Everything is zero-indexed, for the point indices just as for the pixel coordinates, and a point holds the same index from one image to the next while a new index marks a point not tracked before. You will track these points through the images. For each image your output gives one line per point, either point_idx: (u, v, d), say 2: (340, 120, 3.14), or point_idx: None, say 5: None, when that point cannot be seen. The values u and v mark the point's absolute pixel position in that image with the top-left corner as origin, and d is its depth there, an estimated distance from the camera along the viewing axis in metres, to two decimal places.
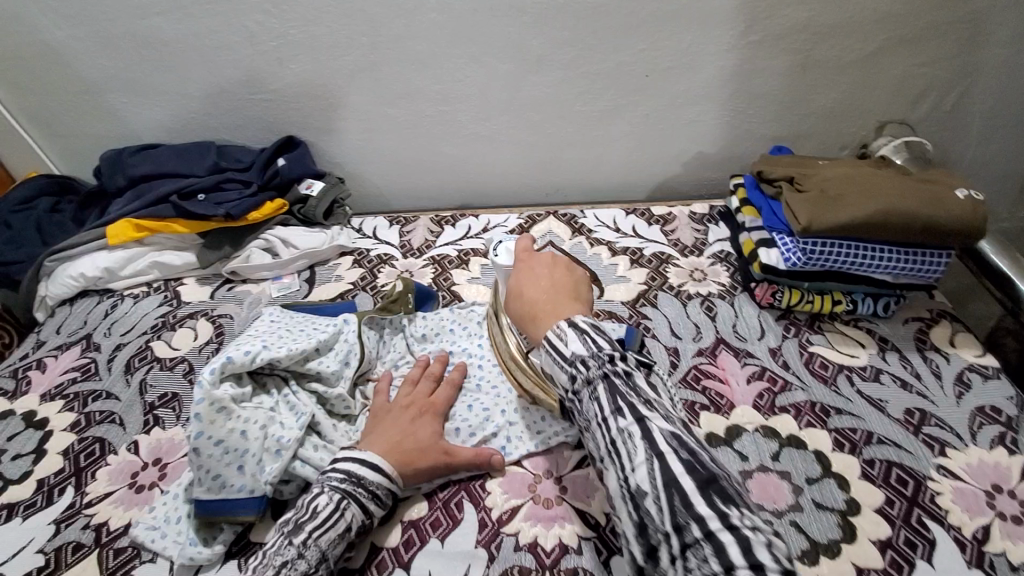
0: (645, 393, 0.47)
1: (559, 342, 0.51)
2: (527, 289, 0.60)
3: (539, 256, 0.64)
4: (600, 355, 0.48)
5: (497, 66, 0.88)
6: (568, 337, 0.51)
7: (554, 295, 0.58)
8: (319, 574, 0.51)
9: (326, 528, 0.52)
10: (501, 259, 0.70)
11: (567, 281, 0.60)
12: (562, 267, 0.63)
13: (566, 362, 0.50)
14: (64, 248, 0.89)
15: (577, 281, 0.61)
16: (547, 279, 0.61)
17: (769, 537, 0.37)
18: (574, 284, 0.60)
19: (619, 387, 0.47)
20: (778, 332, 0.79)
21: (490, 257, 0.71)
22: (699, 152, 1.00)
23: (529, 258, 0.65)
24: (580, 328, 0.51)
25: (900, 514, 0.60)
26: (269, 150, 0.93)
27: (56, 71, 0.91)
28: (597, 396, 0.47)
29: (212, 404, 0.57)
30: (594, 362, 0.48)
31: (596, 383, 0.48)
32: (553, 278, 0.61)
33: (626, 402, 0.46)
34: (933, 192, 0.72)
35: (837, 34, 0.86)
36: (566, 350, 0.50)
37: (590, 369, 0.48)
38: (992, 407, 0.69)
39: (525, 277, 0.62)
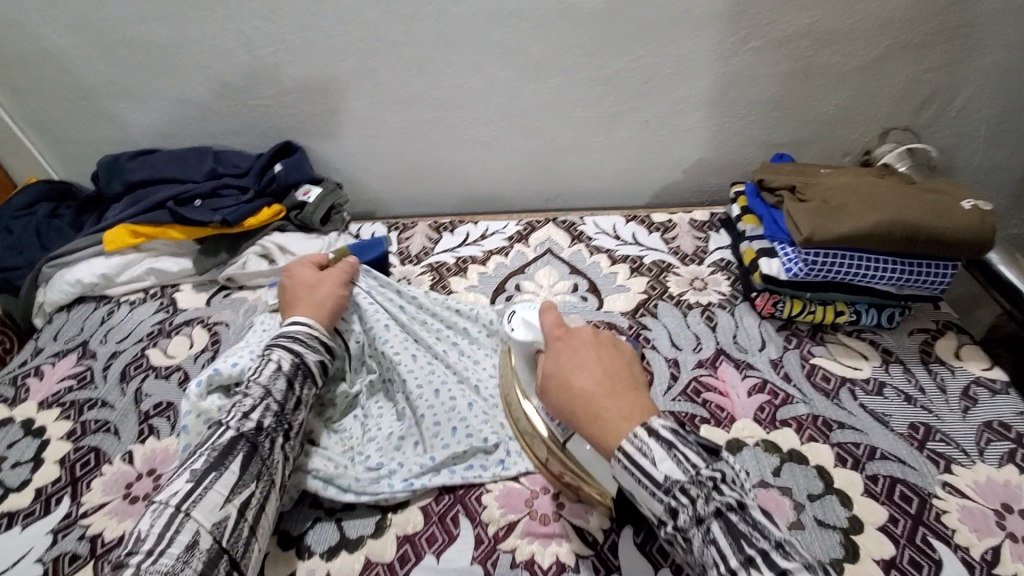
0: (771, 534, 0.42)
1: (644, 460, 0.44)
2: (578, 378, 0.51)
3: (579, 332, 0.55)
4: (701, 482, 0.43)
5: (496, 72, 0.87)
6: (658, 457, 0.44)
7: (611, 385, 0.50)
8: (269, 405, 0.56)
9: (262, 371, 0.58)
10: (519, 333, 0.59)
11: (619, 365, 0.52)
12: (609, 346, 0.54)
13: (661, 490, 0.43)
14: (61, 254, 0.88)
15: (630, 364, 0.53)
16: (599, 364, 0.52)
17: None
18: (628, 368, 0.52)
19: (738, 526, 0.41)
20: (779, 343, 0.78)
21: (505, 329, 0.61)
22: (700, 159, 0.99)
23: (566, 335, 0.55)
24: (664, 441, 0.45)
25: (905, 533, 0.58)
26: (266, 156, 0.92)
27: (54, 76, 0.91)
28: (713, 539, 0.41)
29: (200, 417, 0.59)
30: (699, 494, 0.43)
31: (709, 521, 0.42)
32: (605, 363, 0.52)
33: (755, 548, 0.40)
34: (939, 203, 0.71)
35: (840, 41, 0.85)
36: (655, 472, 0.44)
37: (697, 503, 0.42)
38: (1001, 422, 0.68)
39: (571, 360, 0.52)
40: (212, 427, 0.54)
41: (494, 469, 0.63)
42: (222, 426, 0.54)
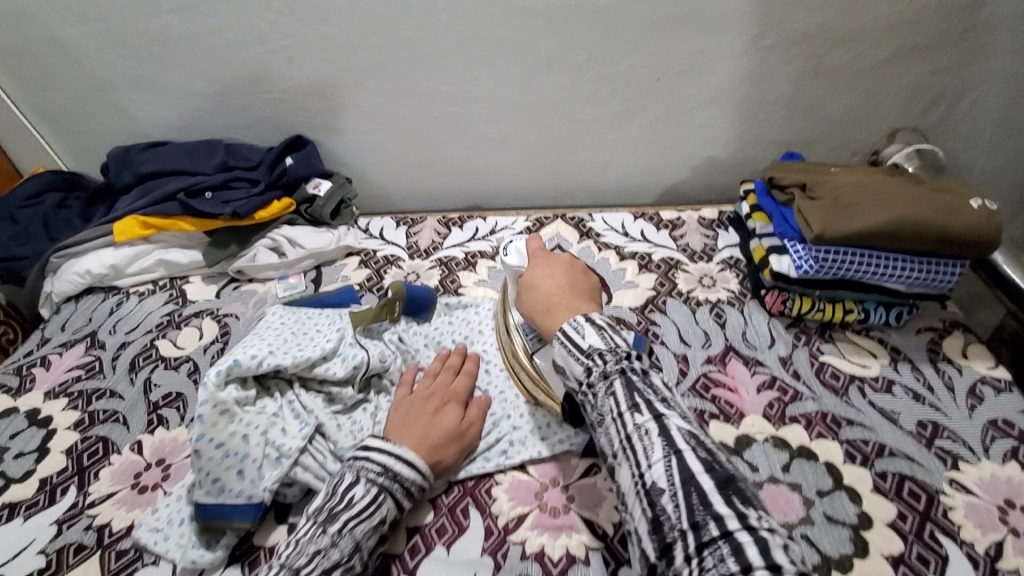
0: (662, 394, 0.47)
1: (576, 335, 0.51)
2: (542, 283, 0.59)
3: (558, 253, 0.63)
4: (618, 351, 0.49)
5: (506, 68, 0.87)
6: (585, 331, 0.51)
7: (568, 290, 0.58)
8: (352, 563, 0.52)
9: (362, 519, 0.53)
10: (512, 259, 0.64)
11: (582, 282, 0.60)
12: (580, 266, 0.62)
13: (582, 354, 0.50)
14: (71, 246, 0.88)
15: (591, 283, 0.61)
16: (562, 274, 0.60)
17: (787, 541, 0.37)
18: (589, 286, 0.60)
19: (636, 384, 0.48)
20: (789, 340, 0.78)
21: (500, 256, 0.66)
22: (710, 157, 0.99)
23: (546, 253, 0.64)
24: (598, 324, 0.52)
25: (913, 529, 0.59)
26: (276, 149, 0.92)
27: (64, 68, 0.91)
28: (613, 391, 0.48)
29: (215, 408, 0.58)
30: (611, 356, 0.49)
31: (613, 378, 0.48)
32: (569, 275, 0.60)
33: (643, 398, 0.46)
34: (949, 202, 0.71)
35: (851, 41, 0.85)
36: (583, 342, 0.51)
37: (608, 364, 0.49)
38: (1007, 420, 0.68)
39: (540, 269, 0.61)
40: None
41: (497, 459, 0.64)
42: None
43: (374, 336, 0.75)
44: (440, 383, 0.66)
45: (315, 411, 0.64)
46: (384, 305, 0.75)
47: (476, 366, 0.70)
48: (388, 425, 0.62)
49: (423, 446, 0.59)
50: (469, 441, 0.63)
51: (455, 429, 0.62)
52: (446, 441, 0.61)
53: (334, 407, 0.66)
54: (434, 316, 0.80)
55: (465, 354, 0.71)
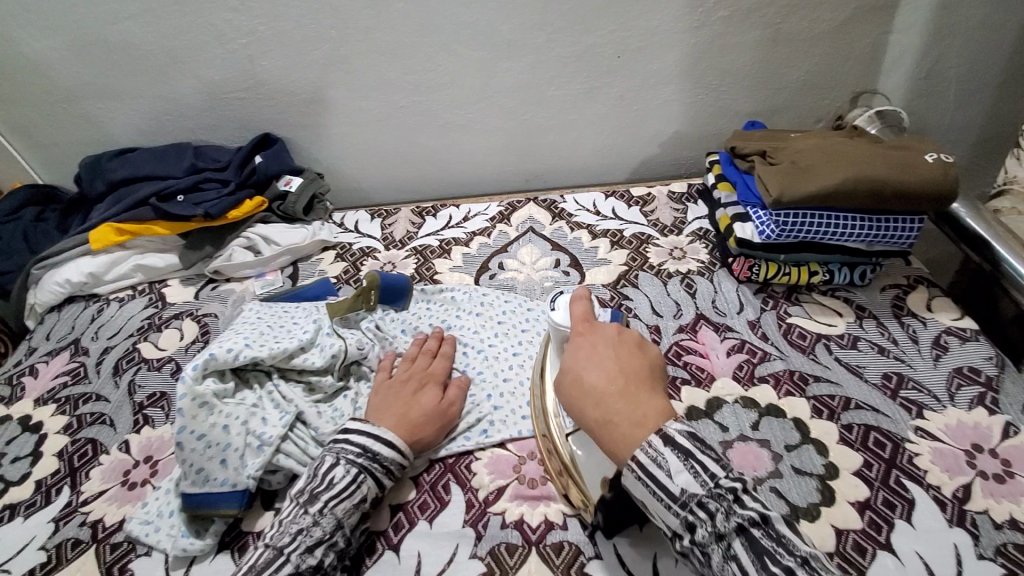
0: (795, 549, 0.40)
1: (660, 471, 0.43)
2: (593, 378, 0.50)
3: (600, 331, 0.54)
4: (721, 495, 0.42)
5: (468, 53, 0.88)
6: (672, 466, 0.43)
7: (627, 384, 0.49)
8: (336, 541, 0.53)
9: (342, 499, 0.55)
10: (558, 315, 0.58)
11: (641, 367, 0.51)
12: (631, 345, 0.53)
13: (677, 503, 0.42)
14: (50, 256, 0.89)
15: (649, 361, 0.52)
16: (613, 363, 0.51)
17: None
18: (650, 371, 0.51)
19: (760, 542, 0.39)
20: (757, 306, 0.80)
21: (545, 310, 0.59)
22: (676, 132, 1.00)
23: (587, 331, 0.55)
24: (683, 449, 0.43)
25: (879, 476, 0.61)
26: (246, 149, 0.93)
27: (30, 81, 0.91)
28: (733, 553, 0.40)
29: (194, 400, 0.59)
30: (716, 505, 0.41)
31: (730, 537, 0.40)
32: (622, 362, 0.51)
33: (777, 562, 0.38)
34: (902, 157, 0.73)
35: (806, 6, 0.86)
36: (672, 485, 0.42)
37: (717, 518, 0.41)
38: (971, 367, 0.70)
39: (587, 359, 0.52)
40: (271, 553, 0.51)
41: (477, 436, 0.65)
42: (282, 556, 0.50)
43: (353, 326, 0.76)
44: (418, 366, 0.68)
45: (295, 400, 0.66)
46: (360, 294, 0.77)
47: (453, 349, 0.72)
48: (368, 408, 0.63)
49: (403, 426, 0.61)
50: (449, 420, 0.65)
51: (434, 409, 0.64)
52: (425, 419, 0.63)
53: (315, 395, 0.68)
54: (412, 303, 0.81)
55: (442, 338, 0.73)
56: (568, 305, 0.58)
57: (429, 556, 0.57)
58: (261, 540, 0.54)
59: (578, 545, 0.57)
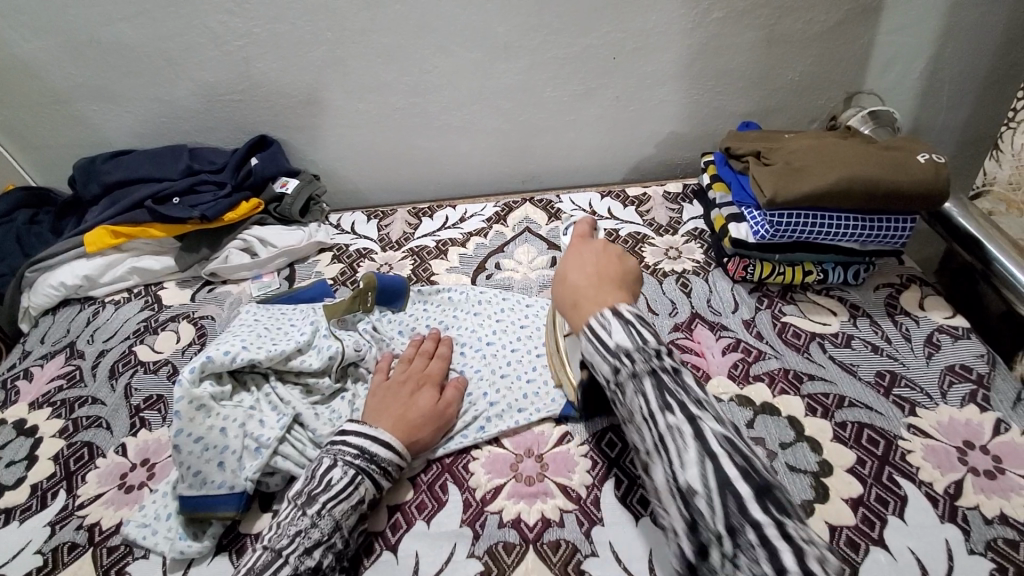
0: (694, 391, 0.46)
1: (602, 333, 0.49)
2: (571, 274, 0.56)
3: (590, 242, 0.59)
4: (646, 350, 0.47)
5: (464, 55, 0.89)
6: (611, 327, 0.48)
7: (599, 278, 0.54)
8: (334, 542, 0.54)
9: (339, 500, 0.55)
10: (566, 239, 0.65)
11: (615, 270, 0.55)
12: (613, 255, 0.58)
13: (607, 352, 0.48)
14: (44, 259, 0.89)
15: (626, 270, 0.56)
16: (592, 264, 0.56)
17: (822, 549, 0.39)
18: (623, 275, 0.55)
19: (667, 383, 0.45)
20: (752, 305, 0.80)
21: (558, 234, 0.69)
22: (671, 132, 1.01)
23: (579, 243, 0.60)
24: (623, 317, 0.48)
25: (872, 473, 0.61)
26: (241, 151, 0.93)
27: (24, 83, 0.91)
28: (643, 390, 0.46)
29: (192, 402, 0.59)
30: (639, 355, 0.46)
31: (643, 377, 0.46)
32: (600, 264, 0.56)
33: (677, 399, 0.45)
34: (895, 158, 0.74)
35: (799, 8, 0.87)
36: (609, 341, 0.48)
37: (636, 364, 0.46)
38: (962, 365, 0.71)
39: (572, 262, 0.57)
40: (269, 555, 0.51)
41: (475, 437, 0.66)
42: (281, 558, 0.51)
43: (350, 327, 0.76)
44: (415, 367, 0.69)
45: (292, 401, 0.66)
46: (356, 295, 0.77)
47: (450, 349, 0.73)
48: (366, 409, 0.64)
49: (401, 428, 0.61)
50: (447, 421, 0.65)
51: (432, 409, 0.64)
52: (423, 421, 0.63)
53: (312, 397, 0.68)
54: (409, 303, 0.82)
55: (438, 339, 0.73)
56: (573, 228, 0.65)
57: (427, 555, 0.57)
58: (259, 542, 0.54)
59: (574, 543, 0.57)
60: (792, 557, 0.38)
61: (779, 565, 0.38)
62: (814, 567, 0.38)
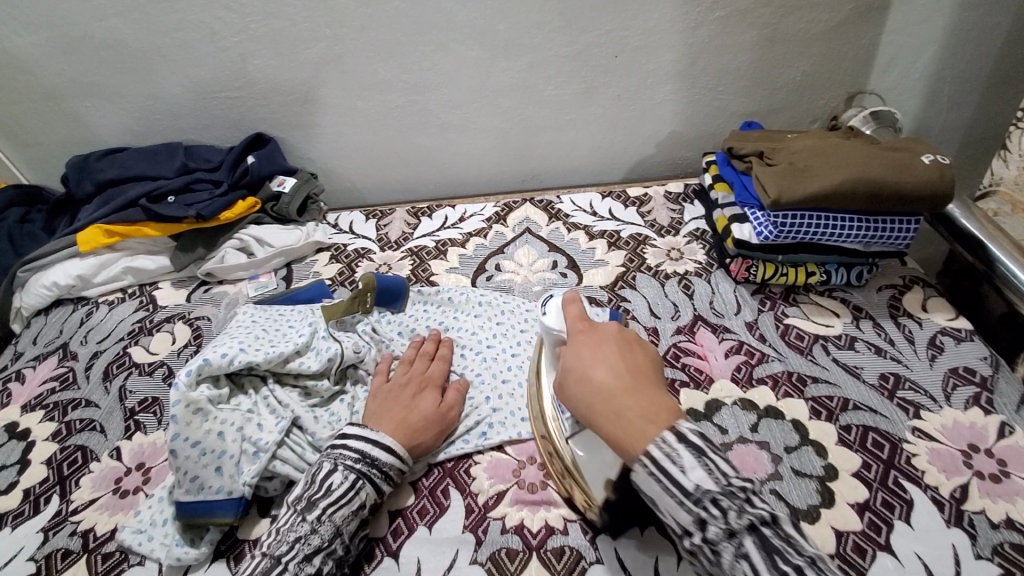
0: (804, 549, 0.39)
1: (673, 468, 0.42)
2: (600, 376, 0.47)
3: (601, 328, 0.52)
4: (733, 493, 0.41)
5: (464, 53, 0.88)
6: (684, 461, 0.42)
7: (636, 382, 0.47)
8: (334, 548, 0.53)
9: (340, 506, 0.54)
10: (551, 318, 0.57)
11: (642, 365, 0.49)
12: (631, 343, 0.51)
13: (689, 499, 0.41)
14: (36, 258, 0.87)
15: (651, 361, 0.50)
16: (619, 361, 0.48)
17: None
18: (651, 370, 0.49)
19: (770, 541, 0.39)
20: (754, 307, 0.80)
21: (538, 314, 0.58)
22: (673, 132, 1.00)
23: (583, 331, 0.53)
24: (694, 446, 0.42)
25: (877, 477, 0.61)
26: (238, 149, 0.92)
27: (14, 78, 0.89)
28: (745, 553, 0.39)
29: (188, 406, 0.58)
30: (733, 507, 0.40)
31: (741, 534, 0.39)
32: (629, 360, 0.49)
33: (790, 563, 0.38)
34: (899, 159, 0.73)
35: (803, 7, 0.86)
36: (686, 482, 0.41)
37: (730, 516, 0.40)
38: (966, 367, 0.70)
39: (590, 357, 0.49)
40: (268, 562, 0.50)
41: (477, 440, 0.65)
42: (280, 564, 0.50)
43: (349, 329, 0.75)
44: (416, 370, 0.68)
45: (291, 405, 0.65)
46: (355, 296, 0.76)
47: (451, 351, 0.72)
48: (366, 413, 0.63)
49: (402, 432, 0.60)
50: (448, 425, 0.64)
51: (433, 413, 0.63)
52: (424, 424, 0.62)
53: (311, 400, 0.67)
54: (409, 305, 0.81)
55: (439, 341, 0.72)
56: (561, 306, 0.56)
57: (429, 562, 0.56)
58: (258, 549, 0.53)
59: (578, 550, 0.56)
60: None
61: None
62: None
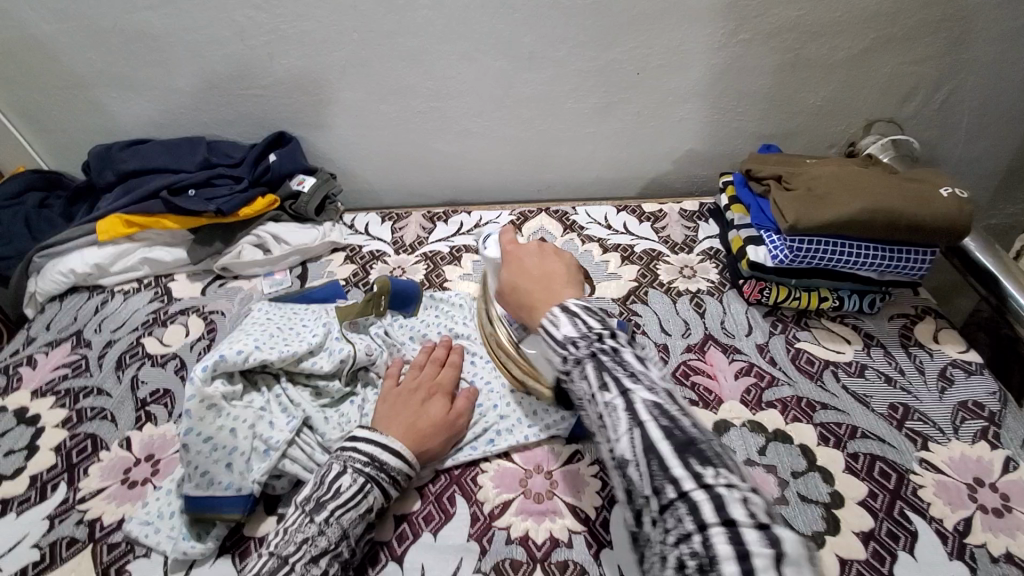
0: (632, 366, 0.46)
1: (552, 328, 0.49)
2: (522, 279, 0.58)
3: (526, 246, 0.62)
4: (589, 334, 0.48)
5: (489, 63, 0.88)
6: (560, 321, 0.49)
7: (546, 281, 0.57)
8: (340, 551, 0.53)
9: (348, 508, 0.54)
10: (490, 251, 0.65)
11: (557, 267, 0.58)
12: (551, 255, 0.60)
13: (559, 345, 0.48)
14: (54, 245, 0.88)
15: (569, 265, 0.59)
16: (537, 267, 0.58)
17: (747, 494, 0.37)
18: (566, 269, 0.58)
19: (605, 363, 0.46)
20: (766, 329, 0.80)
21: (479, 249, 0.67)
22: (690, 150, 1.01)
23: (513, 248, 0.62)
24: (570, 312, 0.50)
25: (883, 507, 0.61)
26: (260, 147, 0.93)
27: (43, 66, 0.90)
28: (585, 374, 0.47)
29: (203, 402, 0.58)
30: (582, 342, 0.47)
31: (584, 361, 0.47)
32: (544, 266, 0.58)
33: (612, 376, 0.45)
34: (917, 190, 0.73)
35: (827, 33, 0.87)
36: (558, 334, 0.49)
37: (579, 348, 0.47)
38: (975, 402, 0.70)
39: (515, 268, 0.60)
40: (275, 561, 0.50)
41: (485, 448, 0.65)
42: (287, 565, 0.50)
43: (362, 330, 0.75)
44: (426, 374, 0.68)
45: (303, 404, 0.65)
46: (370, 299, 0.76)
47: (461, 357, 0.71)
48: (376, 417, 0.63)
49: (412, 437, 0.60)
50: (457, 431, 0.64)
51: (442, 419, 0.63)
52: (433, 430, 0.62)
53: (322, 400, 0.67)
54: (421, 309, 0.81)
55: (450, 346, 0.72)
56: (500, 238, 0.64)
57: (433, 569, 0.56)
58: (264, 547, 0.53)
59: (582, 564, 0.56)
60: (713, 511, 0.37)
61: (699, 519, 0.37)
62: (735, 515, 0.36)
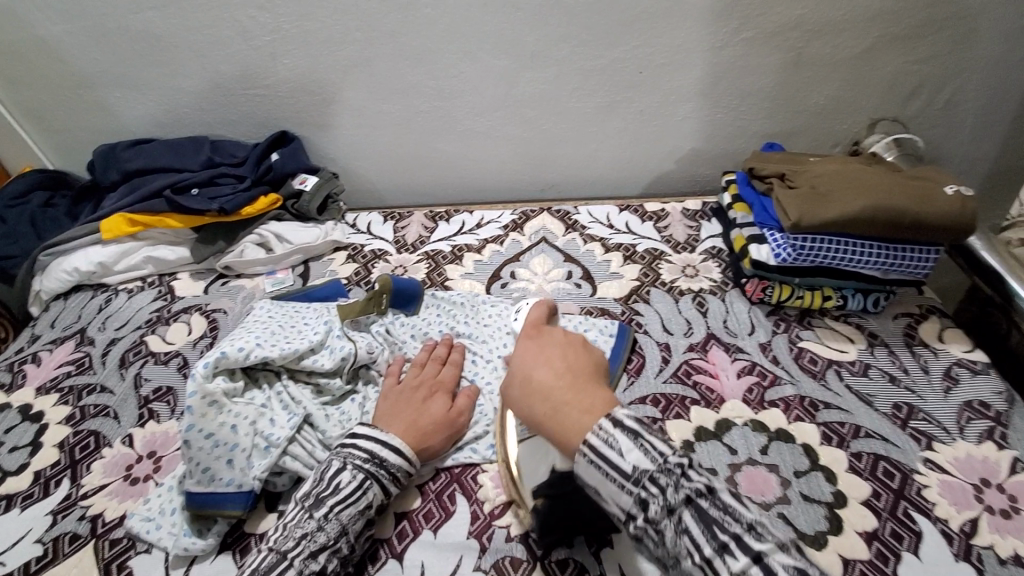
0: (741, 514, 0.38)
1: (611, 452, 0.40)
2: (540, 370, 0.46)
3: (548, 328, 0.51)
4: (670, 470, 0.39)
5: (492, 62, 0.88)
6: (622, 446, 0.40)
7: (576, 377, 0.45)
8: (340, 548, 0.53)
9: (347, 505, 0.54)
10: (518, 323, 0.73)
11: (585, 361, 0.47)
12: (577, 343, 0.49)
13: (628, 481, 0.39)
14: (58, 243, 0.89)
15: (597, 360, 0.48)
16: (564, 357, 0.47)
17: None
18: (595, 365, 0.47)
19: (710, 513, 0.38)
20: (768, 328, 0.80)
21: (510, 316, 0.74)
22: (692, 149, 1.00)
23: (536, 330, 0.51)
24: (629, 429, 0.41)
25: (887, 506, 0.60)
26: (263, 145, 0.93)
27: (49, 66, 0.91)
28: (686, 530, 0.38)
29: (205, 398, 0.59)
30: (667, 481, 0.39)
31: (680, 510, 0.38)
32: (572, 357, 0.47)
33: (728, 533, 0.37)
34: (921, 188, 0.73)
35: (831, 32, 0.87)
36: (625, 464, 0.39)
37: (668, 493, 0.39)
38: (981, 402, 0.70)
39: (534, 353, 0.48)
40: (274, 557, 0.50)
41: (486, 450, 0.65)
42: (286, 561, 0.50)
43: (363, 329, 0.76)
44: (427, 373, 0.68)
45: (303, 401, 0.65)
46: (372, 297, 0.76)
47: (463, 356, 0.72)
48: (377, 414, 0.63)
49: (413, 435, 0.60)
50: (458, 429, 0.64)
51: (444, 417, 0.63)
52: (434, 428, 0.62)
53: (322, 398, 0.67)
54: (423, 308, 0.80)
55: (451, 346, 0.72)
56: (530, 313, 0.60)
57: (433, 567, 0.56)
58: (264, 544, 0.53)
59: (583, 563, 0.56)
60: None
61: None
62: None
